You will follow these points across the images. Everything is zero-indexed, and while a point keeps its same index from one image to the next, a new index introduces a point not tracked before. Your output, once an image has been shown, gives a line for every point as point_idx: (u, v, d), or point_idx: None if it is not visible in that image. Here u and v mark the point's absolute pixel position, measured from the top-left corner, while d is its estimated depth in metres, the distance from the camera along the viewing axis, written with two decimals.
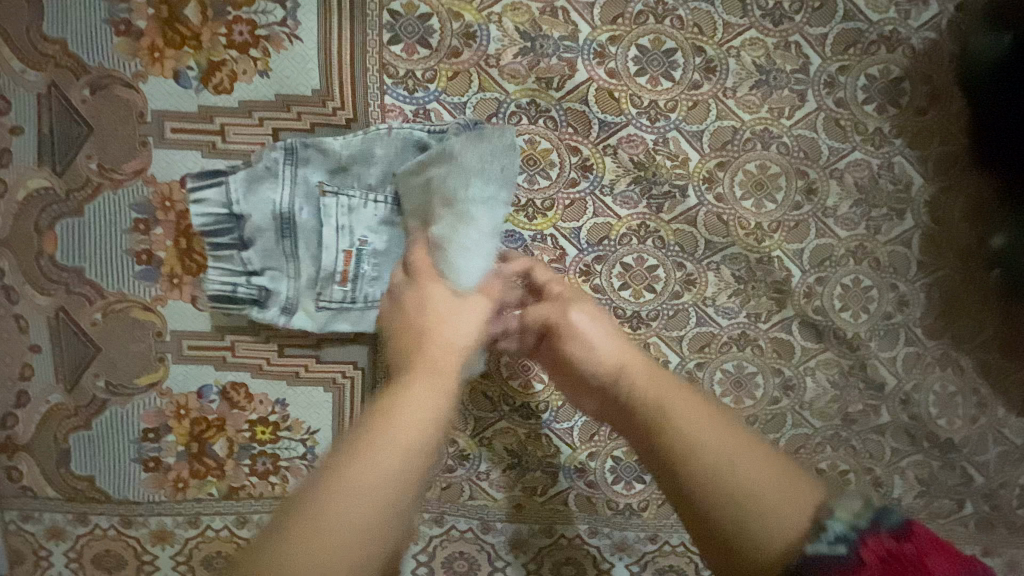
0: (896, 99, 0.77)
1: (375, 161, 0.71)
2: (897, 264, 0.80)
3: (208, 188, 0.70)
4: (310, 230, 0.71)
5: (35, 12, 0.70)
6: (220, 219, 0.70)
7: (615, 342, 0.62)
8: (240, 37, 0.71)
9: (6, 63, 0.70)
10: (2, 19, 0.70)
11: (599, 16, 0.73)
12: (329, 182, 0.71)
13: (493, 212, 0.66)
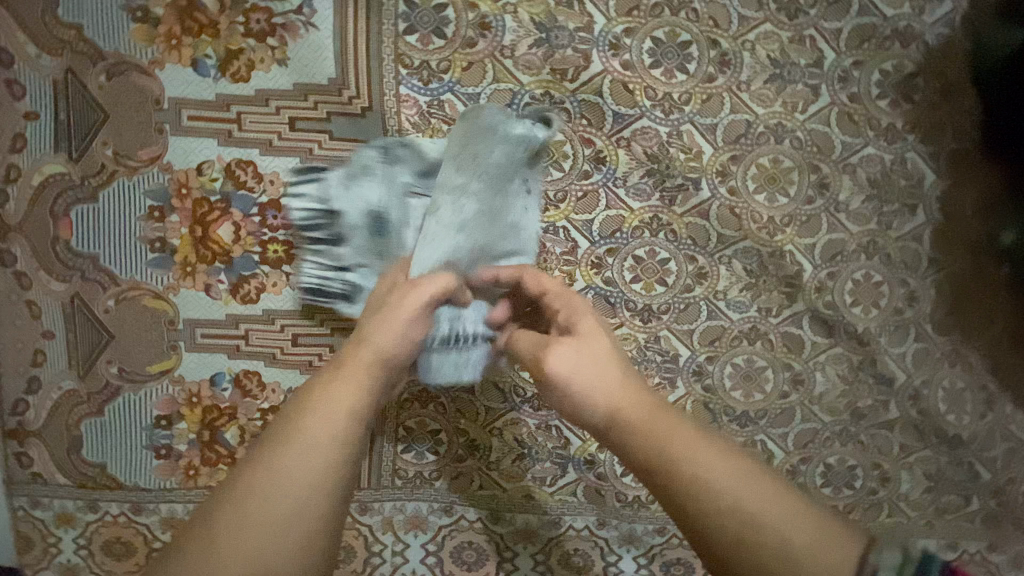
0: (909, 94, 0.77)
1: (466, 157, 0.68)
2: (908, 260, 0.80)
3: (305, 184, 0.72)
4: (400, 228, 0.69)
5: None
6: (316, 214, 0.71)
7: (616, 380, 0.54)
8: (256, 26, 0.71)
9: (22, 48, 0.70)
10: (19, 5, 0.70)
11: (614, 8, 0.73)
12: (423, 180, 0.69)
13: (461, 205, 0.64)
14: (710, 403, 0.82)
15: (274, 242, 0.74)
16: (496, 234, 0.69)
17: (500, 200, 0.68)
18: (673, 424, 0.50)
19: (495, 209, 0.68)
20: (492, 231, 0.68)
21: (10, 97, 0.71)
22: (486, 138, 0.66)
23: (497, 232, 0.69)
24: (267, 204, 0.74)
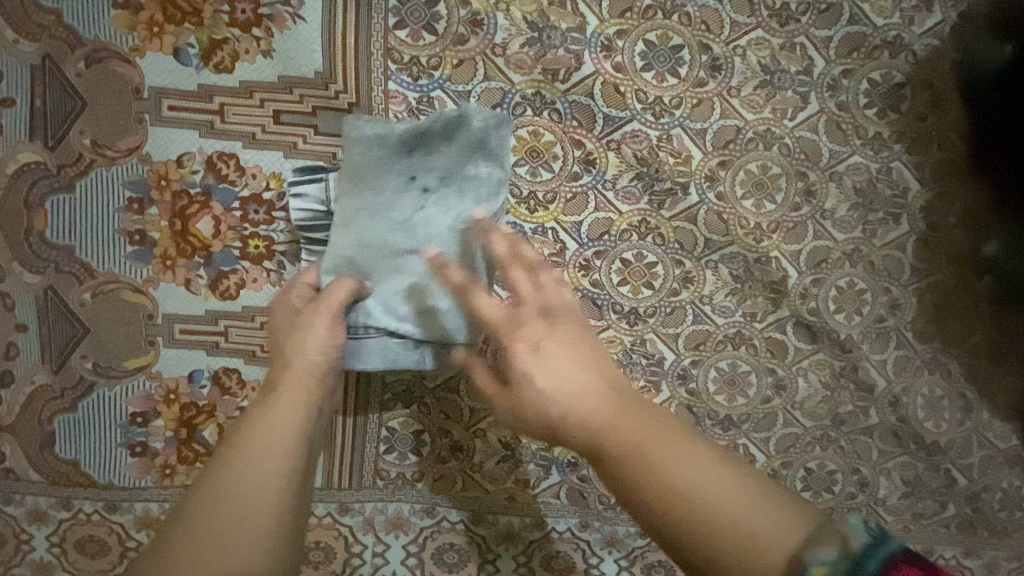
0: (896, 104, 0.78)
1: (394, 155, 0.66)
2: (891, 268, 0.81)
3: (308, 184, 0.69)
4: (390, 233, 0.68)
5: None
6: (318, 215, 0.69)
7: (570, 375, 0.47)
8: (242, 16, 0.70)
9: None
10: None
11: (607, 9, 0.73)
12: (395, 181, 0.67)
13: (352, 210, 0.66)
14: (694, 407, 0.82)
15: (256, 237, 0.72)
16: (379, 232, 0.65)
17: (379, 198, 0.66)
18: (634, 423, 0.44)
19: (373, 207, 0.66)
20: (375, 230, 0.65)
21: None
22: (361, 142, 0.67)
23: (397, 231, 0.65)
24: (249, 198, 0.72)
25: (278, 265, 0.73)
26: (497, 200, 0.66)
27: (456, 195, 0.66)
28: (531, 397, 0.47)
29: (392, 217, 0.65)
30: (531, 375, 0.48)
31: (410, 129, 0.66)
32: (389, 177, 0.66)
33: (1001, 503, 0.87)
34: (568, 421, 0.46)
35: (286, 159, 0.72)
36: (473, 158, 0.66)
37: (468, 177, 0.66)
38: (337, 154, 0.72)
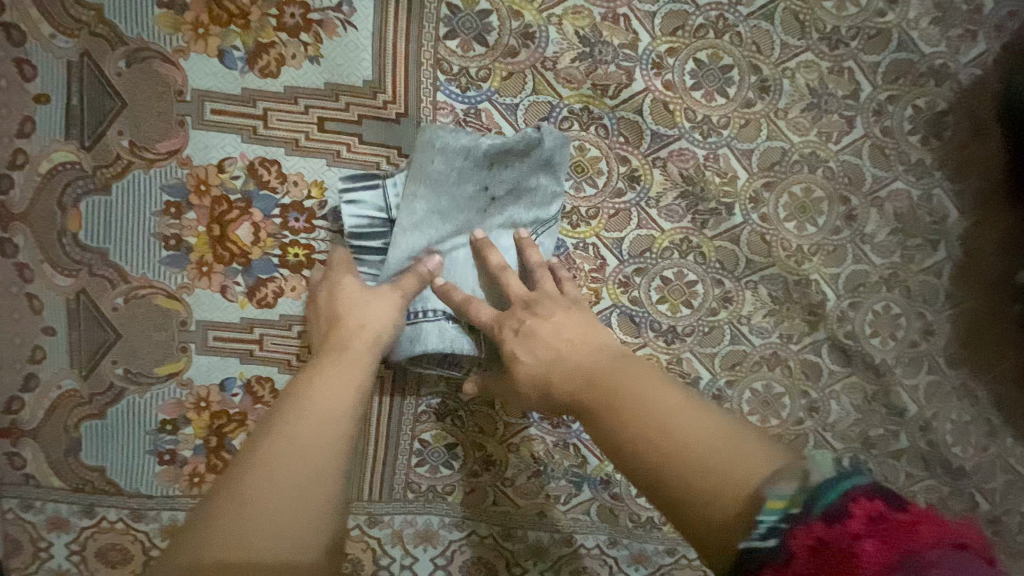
0: (939, 131, 0.78)
1: (468, 168, 0.67)
2: (927, 294, 0.82)
3: (363, 190, 0.67)
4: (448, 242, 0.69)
5: None
6: (374, 222, 0.68)
7: (574, 347, 0.55)
8: (291, 20, 0.68)
9: (35, 26, 0.66)
10: None
11: (659, 26, 0.72)
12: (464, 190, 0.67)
13: (424, 219, 0.66)
14: None
15: (296, 246, 0.71)
16: (447, 235, 0.67)
17: (450, 203, 0.67)
18: (628, 374, 0.49)
19: (444, 210, 0.67)
20: (444, 231, 0.67)
21: (18, 77, 0.67)
22: (438, 150, 0.65)
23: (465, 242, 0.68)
24: (290, 206, 0.71)
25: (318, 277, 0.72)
26: (550, 207, 0.69)
27: (516, 202, 0.69)
28: (539, 374, 0.56)
29: (463, 219, 0.67)
30: (537, 357, 0.57)
31: (494, 145, 0.66)
32: (468, 185, 0.67)
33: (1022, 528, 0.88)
34: (562, 379, 0.53)
35: (329, 167, 0.70)
36: (535, 171, 0.68)
37: (528, 189, 0.68)
38: (381, 163, 0.71)
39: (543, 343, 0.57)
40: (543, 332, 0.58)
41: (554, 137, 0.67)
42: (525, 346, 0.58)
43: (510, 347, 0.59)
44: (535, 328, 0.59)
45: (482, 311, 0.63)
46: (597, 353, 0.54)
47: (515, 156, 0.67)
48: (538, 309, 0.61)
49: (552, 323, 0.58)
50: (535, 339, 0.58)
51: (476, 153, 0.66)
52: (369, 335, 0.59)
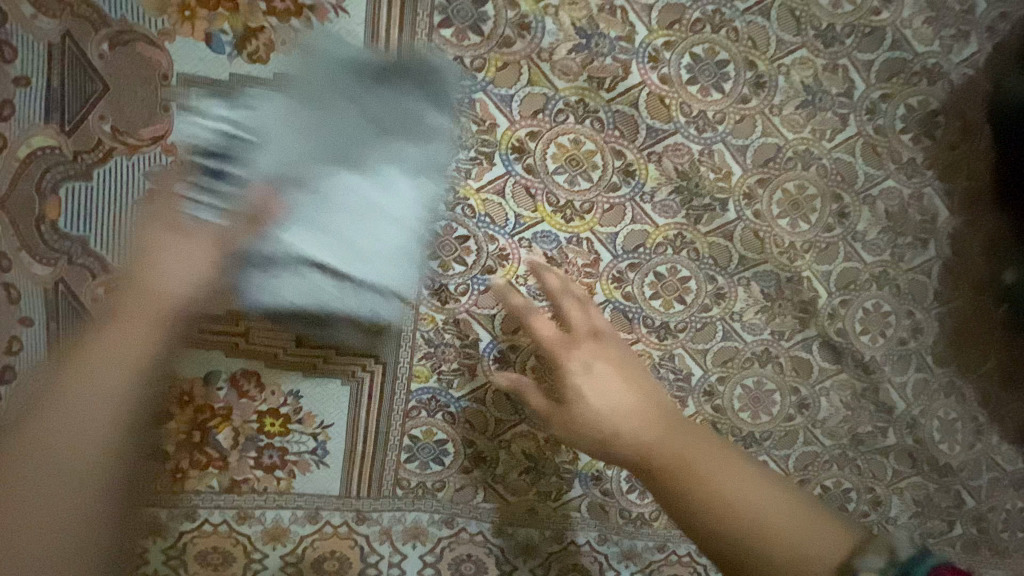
0: (931, 131, 0.79)
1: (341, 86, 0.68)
2: (916, 292, 0.82)
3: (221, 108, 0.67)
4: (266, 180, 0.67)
5: None
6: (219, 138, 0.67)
7: (629, 402, 0.56)
8: (282, 5, 0.67)
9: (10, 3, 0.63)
10: None
11: (656, 19, 0.71)
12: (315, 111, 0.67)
13: (281, 133, 0.67)
14: (719, 424, 0.82)
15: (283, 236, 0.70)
16: (329, 169, 0.68)
17: (324, 125, 0.68)
18: (691, 445, 0.51)
19: (309, 130, 0.67)
20: (299, 150, 0.67)
21: None
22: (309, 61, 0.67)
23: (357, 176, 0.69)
24: None
25: None
26: (440, 149, 0.71)
27: (408, 141, 0.70)
28: (604, 423, 0.55)
29: (329, 150, 0.68)
30: (604, 398, 0.56)
31: (399, 71, 0.69)
32: (325, 104, 0.67)
33: (1004, 524, 0.89)
34: (624, 437, 0.53)
35: None
36: (428, 103, 0.70)
37: (415, 122, 0.70)
38: None
39: (605, 383, 0.57)
40: (598, 381, 0.57)
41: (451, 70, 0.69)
42: (591, 383, 0.57)
43: (574, 381, 0.57)
44: (599, 369, 0.58)
45: (541, 330, 0.61)
46: (651, 413, 0.55)
47: (395, 76, 0.69)
48: (599, 345, 0.61)
49: (605, 372, 0.58)
50: (600, 378, 0.58)
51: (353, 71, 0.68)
52: (162, 295, 0.56)
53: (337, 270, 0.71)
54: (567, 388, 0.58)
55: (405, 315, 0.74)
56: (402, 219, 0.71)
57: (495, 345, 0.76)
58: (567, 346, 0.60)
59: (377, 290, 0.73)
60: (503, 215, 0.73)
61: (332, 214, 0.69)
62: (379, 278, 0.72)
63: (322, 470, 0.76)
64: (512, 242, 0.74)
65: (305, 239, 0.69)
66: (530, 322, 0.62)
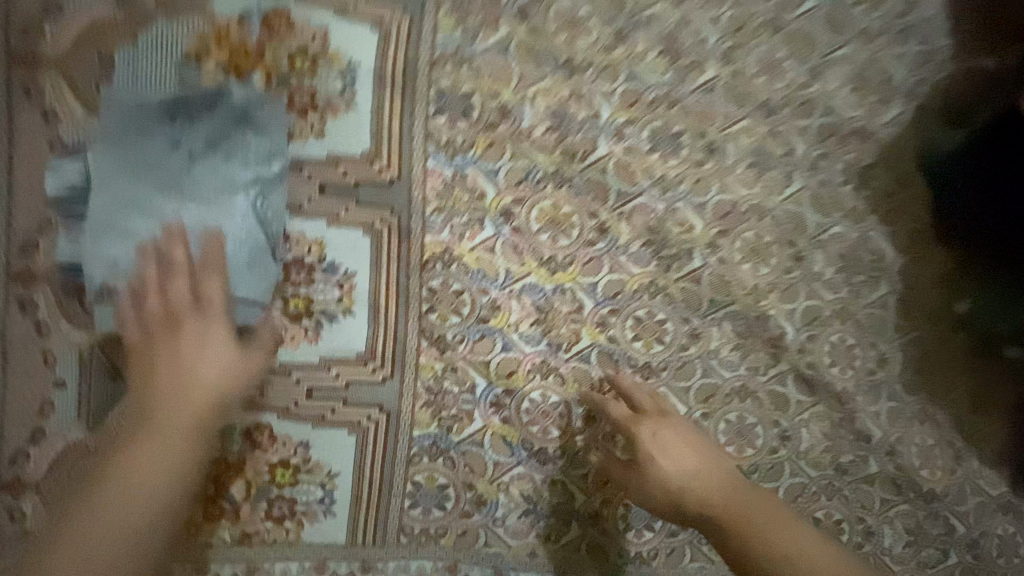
0: (868, 182, 0.89)
1: (144, 118, 0.69)
2: (875, 325, 0.90)
3: (71, 162, 0.71)
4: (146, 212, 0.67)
5: (104, 69, 0.72)
6: (79, 189, 0.71)
7: (693, 458, 0.73)
8: (300, 103, 0.76)
9: (63, 101, 0.72)
10: (72, 70, 0.72)
11: (617, 101, 0.83)
12: (117, 145, 0.68)
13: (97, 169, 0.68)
14: None
15: (298, 298, 0.78)
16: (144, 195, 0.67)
17: (146, 158, 0.68)
18: (764, 506, 0.67)
19: (133, 166, 0.68)
20: (143, 188, 0.68)
21: (47, 150, 0.71)
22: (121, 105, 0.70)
23: (200, 197, 0.69)
24: (292, 262, 0.77)
25: (316, 324, 0.78)
26: (272, 164, 0.73)
27: (225, 158, 0.70)
28: (678, 476, 0.72)
29: (161, 178, 0.68)
30: (669, 460, 0.73)
31: (202, 97, 0.71)
32: (148, 131, 0.69)
33: (995, 548, 0.93)
34: (696, 490, 0.70)
35: (329, 228, 0.78)
36: (241, 125, 0.71)
37: (241, 145, 0.71)
38: (375, 223, 0.79)
39: (673, 448, 0.74)
40: (671, 447, 0.74)
41: (273, 108, 0.74)
42: (659, 447, 0.74)
43: (647, 444, 0.75)
44: (665, 435, 0.75)
45: (615, 409, 0.81)
46: (722, 477, 0.71)
47: (206, 109, 0.71)
48: (669, 420, 0.78)
49: (680, 445, 0.74)
50: (664, 444, 0.75)
51: (154, 106, 0.70)
52: (202, 382, 0.64)
53: None
54: (643, 451, 0.75)
55: (406, 366, 0.80)
56: (243, 234, 0.71)
57: (491, 390, 0.82)
58: (642, 419, 0.78)
59: (381, 344, 0.80)
60: (494, 269, 0.82)
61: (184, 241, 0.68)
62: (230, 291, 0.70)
63: (329, 520, 0.80)
64: (504, 294, 0.82)
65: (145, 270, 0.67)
66: (614, 403, 0.81)
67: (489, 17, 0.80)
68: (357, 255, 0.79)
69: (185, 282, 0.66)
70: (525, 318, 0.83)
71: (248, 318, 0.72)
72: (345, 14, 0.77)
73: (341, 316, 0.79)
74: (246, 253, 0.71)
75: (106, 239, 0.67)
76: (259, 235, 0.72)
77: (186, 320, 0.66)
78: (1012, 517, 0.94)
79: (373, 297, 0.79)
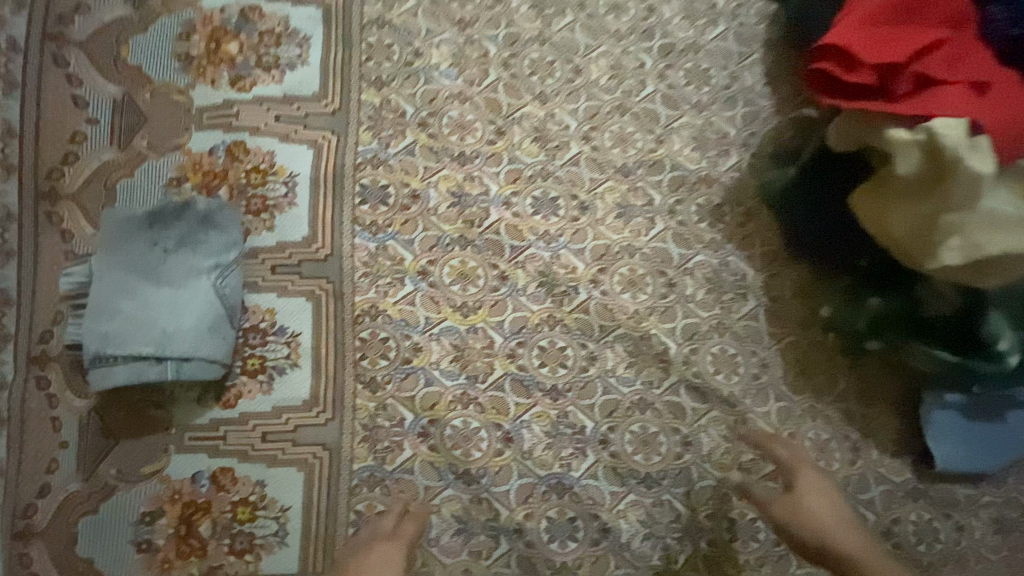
0: (720, 218, 1.08)
1: (129, 227, 0.91)
2: (752, 335, 1.04)
3: (77, 265, 0.92)
4: (132, 298, 0.88)
5: (108, 196, 0.97)
6: (82, 284, 0.91)
7: (840, 507, 0.83)
8: (254, 206, 1.00)
9: (77, 222, 0.96)
10: (85, 200, 0.97)
11: (503, 179, 1.06)
12: (110, 249, 0.90)
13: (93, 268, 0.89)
14: (618, 468, 0.98)
15: (254, 357, 0.96)
16: (130, 286, 0.88)
17: (133, 258, 0.90)
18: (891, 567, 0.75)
19: (122, 265, 0.89)
20: (130, 281, 0.89)
21: (63, 258, 0.95)
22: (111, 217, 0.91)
23: (173, 284, 0.89)
24: (250, 327, 0.97)
25: (269, 377, 0.96)
26: (228, 254, 0.93)
27: (192, 254, 0.91)
28: (824, 514, 0.82)
29: (144, 272, 0.89)
30: (825, 502, 0.83)
31: (173, 207, 0.92)
32: (134, 238, 0.90)
33: (914, 536, 0.98)
34: (835, 528, 0.80)
35: (279, 298, 0.98)
36: (205, 227, 0.93)
37: (205, 243, 0.92)
38: (315, 291, 0.99)
39: (827, 497, 0.84)
40: (822, 494, 0.84)
41: (231, 212, 0.94)
42: (820, 493, 0.84)
43: (808, 486, 0.85)
44: (825, 484, 0.86)
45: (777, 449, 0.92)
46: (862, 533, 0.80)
47: (176, 217, 0.92)
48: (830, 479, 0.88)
49: (830, 499, 0.84)
50: (823, 490, 0.85)
51: (137, 218, 0.91)
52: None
53: (154, 358, 0.86)
54: (798, 484, 0.86)
55: (345, 408, 0.96)
56: (205, 308, 0.89)
57: (418, 422, 0.96)
58: (806, 464, 0.89)
59: (323, 389, 0.96)
60: (415, 318, 1.00)
61: (158, 316, 0.87)
62: (194, 352, 0.87)
63: (283, 551, 0.91)
64: (425, 337, 0.99)
65: (127, 341, 0.86)
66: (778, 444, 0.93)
67: (397, 129, 1.06)
68: (301, 317, 0.98)
69: (163, 352, 0.86)
70: (444, 357, 0.99)
71: (209, 373, 0.89)
72: (288, 139, 1.03)
73: (289, 369, 0.96)
74: (207, 322, 0.89)
75: (98, 320, 0.86)
76: (218, 308, 0.90)
77: (379, 541, 0.83)
78: (925, 504, 0.99)
79: (315, 351, 0.97)
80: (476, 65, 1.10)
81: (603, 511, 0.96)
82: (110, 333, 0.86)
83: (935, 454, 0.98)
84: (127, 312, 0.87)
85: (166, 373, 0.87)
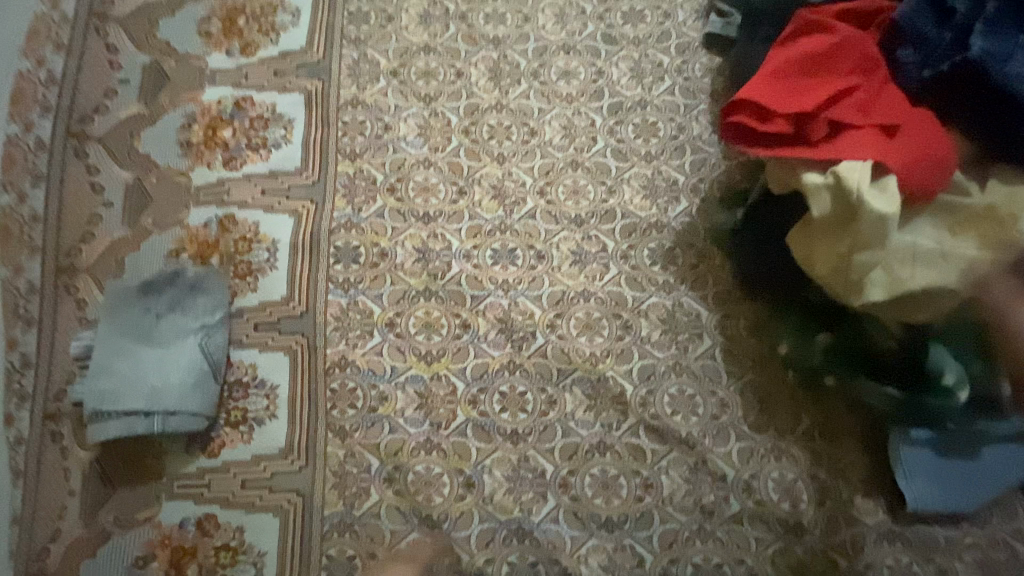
0: (673, 261, 1.12)
1: (127, 295, 1.03)
2: (710, 374, 1.06)
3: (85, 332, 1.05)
4: (128, 358, 0.99)
5: (118, 268, 1.11)
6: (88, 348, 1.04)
7: None
8: (241, 270, 1.12)
9: (92, 292, 1.10)
10: (100, 272, 1.11)
11: (464, 234, 1.14)
12: (111, 316, 1.02)
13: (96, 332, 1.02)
14: (579, 512, 0.99)
15: (238, 408, 1.05)
16: (126, 348, 1.00)
17: (130, 322, 1.02)
18: None
19: (120, 329, 1.01)
20: (127, 343, 1.01)
21: (79, 324, 1.08)
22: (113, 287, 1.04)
23: (164, 344, 1.01)
24: (234, 380, 1.06)
25: (250, 427, 1.04)
26: (214, 315, 1.05)
27: (182, 316, 1.03)
28: None
29: (138, 335, 1.01)
30: None
31: (165, 275, 1.05)
32: (131, 304, 1.03)
33: None
34: None
35: (260, 353, 1.07)
36: (193, 292, 1.05)
37: (193, 305, 1.05)
38: (292, 345, 1.08)
39: None
40: None
41: (216, 277, 1.07)
42: None
43: None
44: None
45: None
46: None
47: (168, 284, 1.05)
48: None
49: None
50: None
51: (134, 287, 1.04)
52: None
53: (145, 412, 0.97)
54: None
55: (317, 454, 1.02)
56: (191, 365, 1.00)
57: (383, 467, 1.01)
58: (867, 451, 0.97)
59: (297, 438, 1.03)
60: (382, 367, 1.07)
61: (149, 374, 0.98)
62: (179, 406, 0.97)
63: None
64: (391, 386, 1.06)
65: (122, 397, 0.97)
66: None
67: (369, 195, 1.17)
68: (279, 370, 1.07)
69: (151, 407, 0.96)
70: (409, 405, 1.05)
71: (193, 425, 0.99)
72: (271, 210, 1.15)
73: (268, 420, 1.04)
74: (193, 378, 0.99)
75: (98, 379, 0.98)
76: (203, 365, 1.01)
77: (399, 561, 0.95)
78: (903, 547, 0.95)
79: (291, 401, 1.05)
80: (440, 133, 1.21)
81: (563, 555, 0.97)
82: (107, 391, 0.97)
83: (906, 494, 0.95)
84: (123, 371, 0.98)
85: (154, 425, 0.97)
